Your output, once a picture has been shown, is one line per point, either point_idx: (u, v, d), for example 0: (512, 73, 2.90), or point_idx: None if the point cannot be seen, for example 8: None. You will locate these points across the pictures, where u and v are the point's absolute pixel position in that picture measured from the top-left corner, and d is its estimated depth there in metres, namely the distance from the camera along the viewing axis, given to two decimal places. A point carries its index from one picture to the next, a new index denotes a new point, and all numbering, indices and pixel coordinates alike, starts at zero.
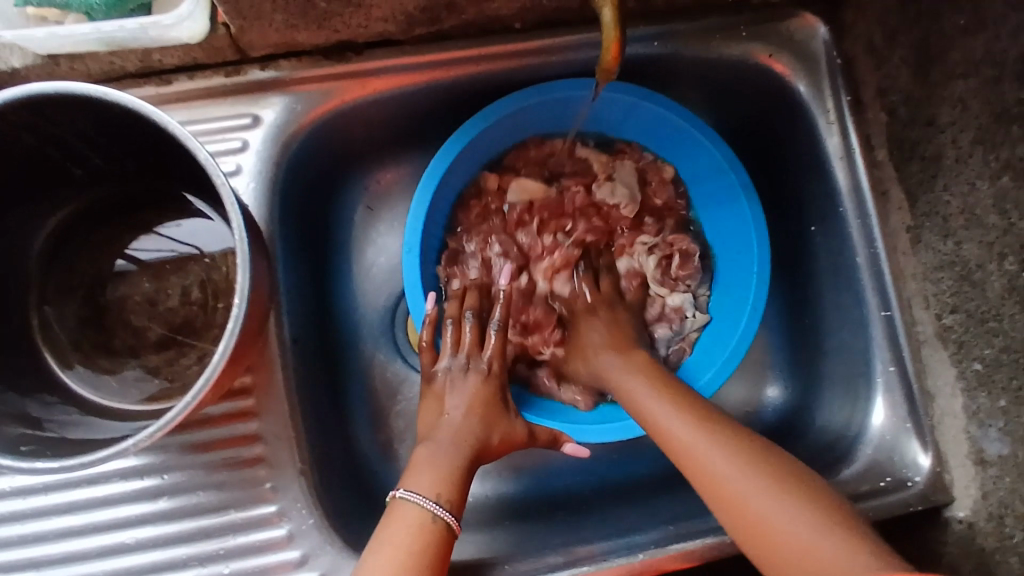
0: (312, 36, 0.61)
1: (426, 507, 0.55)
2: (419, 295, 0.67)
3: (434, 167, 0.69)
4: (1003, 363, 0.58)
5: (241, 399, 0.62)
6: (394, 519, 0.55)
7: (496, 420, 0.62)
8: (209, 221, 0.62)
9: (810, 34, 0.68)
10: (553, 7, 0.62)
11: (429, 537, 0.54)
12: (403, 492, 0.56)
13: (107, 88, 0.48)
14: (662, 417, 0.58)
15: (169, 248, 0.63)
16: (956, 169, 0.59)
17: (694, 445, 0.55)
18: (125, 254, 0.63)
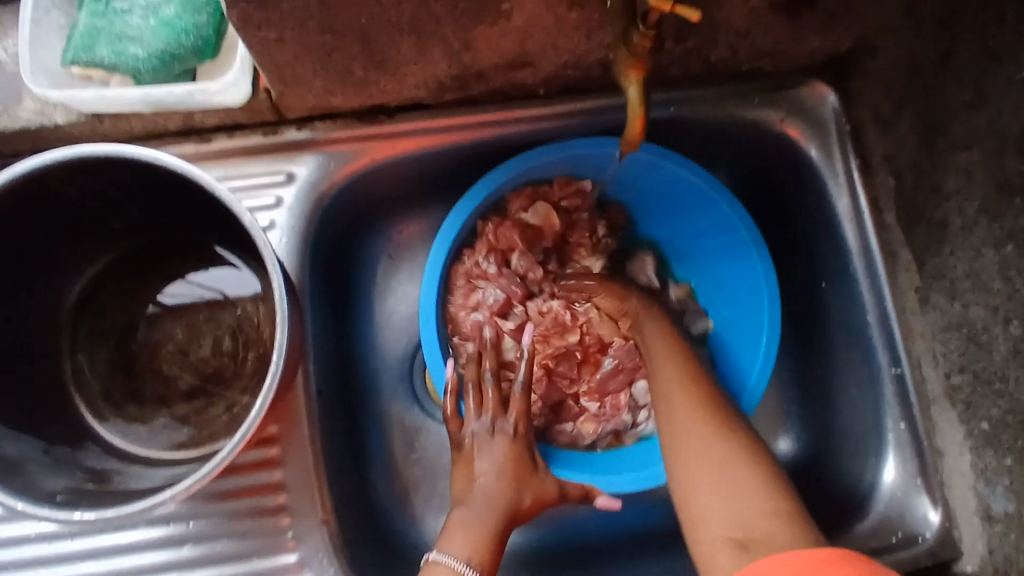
0: (347, 100, 0.64)
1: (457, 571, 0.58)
2: (439, 360, 0.69)
3: (446, 232, 0.71)
4: (1010, 424, 0.59)
5: (268, 447, 0.64)
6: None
7: (527, 480, 0.64)
8: (235, 269, 0.65)
9: (820, 102, 0.71)
10: (575, 76, 0.65)
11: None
12: (435, 556, 0.59)
13: (164, 153, 0.50)
14: (670, 387, 0.63)
15: (195, 293, 0.65)
16: (962, 236, 0.61)
17: (687, 426, 0.59)
18: (155, 300, 0.65)
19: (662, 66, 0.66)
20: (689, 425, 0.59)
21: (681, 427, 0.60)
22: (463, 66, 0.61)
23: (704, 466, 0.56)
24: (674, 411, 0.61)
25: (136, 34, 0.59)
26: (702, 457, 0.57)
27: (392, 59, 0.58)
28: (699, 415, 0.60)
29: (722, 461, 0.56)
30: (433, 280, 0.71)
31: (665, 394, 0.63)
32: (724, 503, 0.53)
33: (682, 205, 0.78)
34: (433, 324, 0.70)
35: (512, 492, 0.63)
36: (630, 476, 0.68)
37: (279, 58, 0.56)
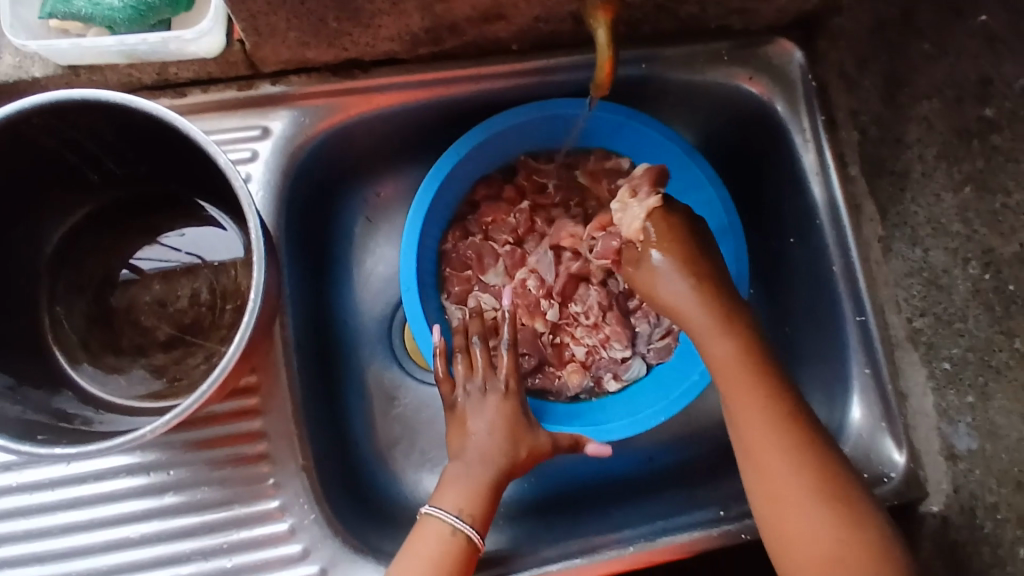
0: (322, 54, 0.65)
1: (451, 525, 0.61)
2: (421, 317, 0.70)
3: (421, 199, 0.73)
4: (969, 362, 0.61)
5: (246, 397, 0.64)
6: (424, 534, 0.61)
7: (522, 434, 0.65)
8: (222, 231, 0.64)
9: (787, 59, 0.73)
10: (547, 30, 0.67)
11: (454, 553, 0.60)
12: (427, 508, 0.62)
13: (141, 98, 0.51)
14: (744, 392, 0.61)
15: (173, 259, 0.65)
16: (922, 183, 0.63)
17: (770, 443, 0.59)
18: (128, 264, 0.65)
19: (631, 21, 0.67)
20: (778, 471, 0.58)
21: (760, 438, 0.59)
22: (436, 18, 0.62)
23: (784, 489, 0.58)
24: (759, 449, 0.59)
25: None
26: (795, 512, 0.57)
27: (365, 9, 0.59)
28: (792, 457, 0.58)
29: (816, 521, 0.56)
30: (413, 241, 0.72)
31: (738, 397, 0.61)
32: (809, 530, 0.56)
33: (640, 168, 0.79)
34: (415, 289, 0.71)
35: (503, 441, 0.64)
36: (622, 424, 0.70)
37: (253, 7, 0.56)
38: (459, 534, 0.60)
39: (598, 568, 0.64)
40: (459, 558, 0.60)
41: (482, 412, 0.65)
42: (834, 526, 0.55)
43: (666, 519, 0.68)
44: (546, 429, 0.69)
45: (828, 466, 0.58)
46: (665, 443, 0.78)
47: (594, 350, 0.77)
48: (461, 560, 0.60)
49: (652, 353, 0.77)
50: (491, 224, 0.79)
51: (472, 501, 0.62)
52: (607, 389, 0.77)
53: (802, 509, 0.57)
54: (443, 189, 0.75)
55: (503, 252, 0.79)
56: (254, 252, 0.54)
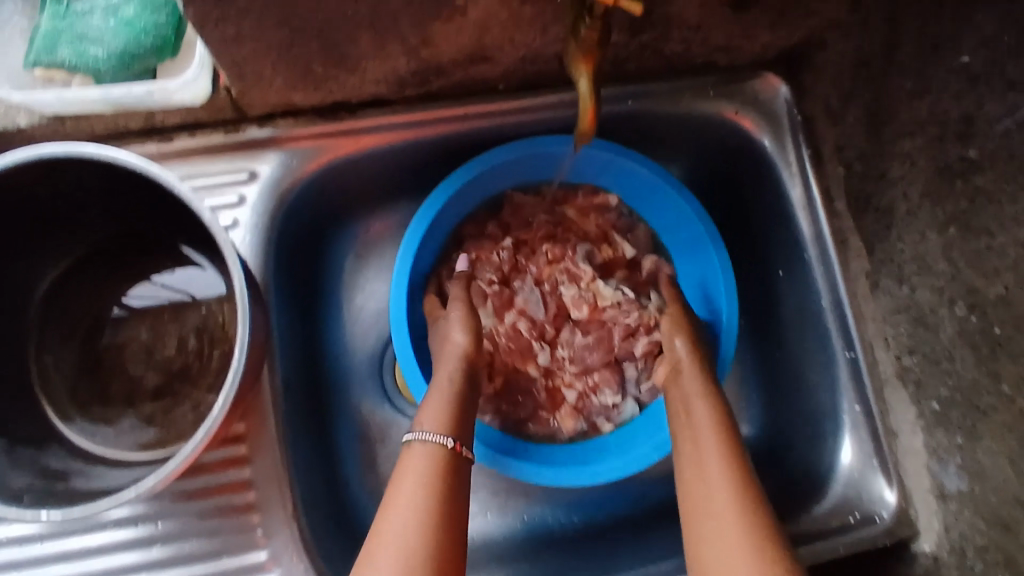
0: (308, 96, 0.64)
1: (440, 442, 0.59)
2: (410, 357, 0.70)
3: (410, 239, 0.73)
4: (957, 402, 0.62)
5: (235, 445, 0.64)
6: (410, 460, 0.59)
7: (459, 324, 0.71)
8: (200, 269, 0.64)
9: (772, 94, 0.73)
10: (534, 70, 0.67)
11: (441, 471, 0.58)
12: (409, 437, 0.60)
13: (131, 155, 0.51)
14: (703, 445, 0.60)
15: (161, 296, 0.65)
16: (908, 221, 0.63)
17: (718, 494, 0.57)
18: (119, 301, 0.64)
19: (618, 60, 0.67)
20: (699, 434, 0.61)
21: (709, 492, 0.57)
22: (422, 61, 0.62)
23: (720, 543, 0.54)
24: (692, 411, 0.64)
25: (97, 35, 0.59)
26: (704, 469, 0.59)
27: (351, 55, 0.59)
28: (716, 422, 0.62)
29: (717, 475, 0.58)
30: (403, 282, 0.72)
31: (697, 452, 0.60)
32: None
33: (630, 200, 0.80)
34: (405, 329, 0.71)
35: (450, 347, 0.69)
36: (613, 462, 0.70)
37: (238, 55, 0.56)
38: (433, 445, 0.59)
39: None
40: (446, 477, 0.58)
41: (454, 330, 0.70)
42: (744, 521, 0.54)
43: (657, 564, 0.69)
44: (534, 469, 0.69)
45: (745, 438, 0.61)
46: (655, 479, 0.79)
47: (584, 395, 0.78)
48: (445, 473, 0.58)
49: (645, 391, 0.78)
50: (481, 260, 0.78)
51: (443, 406, 0.63)
52: (601, 428, 0.78)
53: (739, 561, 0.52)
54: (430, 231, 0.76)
55: (490, 292, 0.77)
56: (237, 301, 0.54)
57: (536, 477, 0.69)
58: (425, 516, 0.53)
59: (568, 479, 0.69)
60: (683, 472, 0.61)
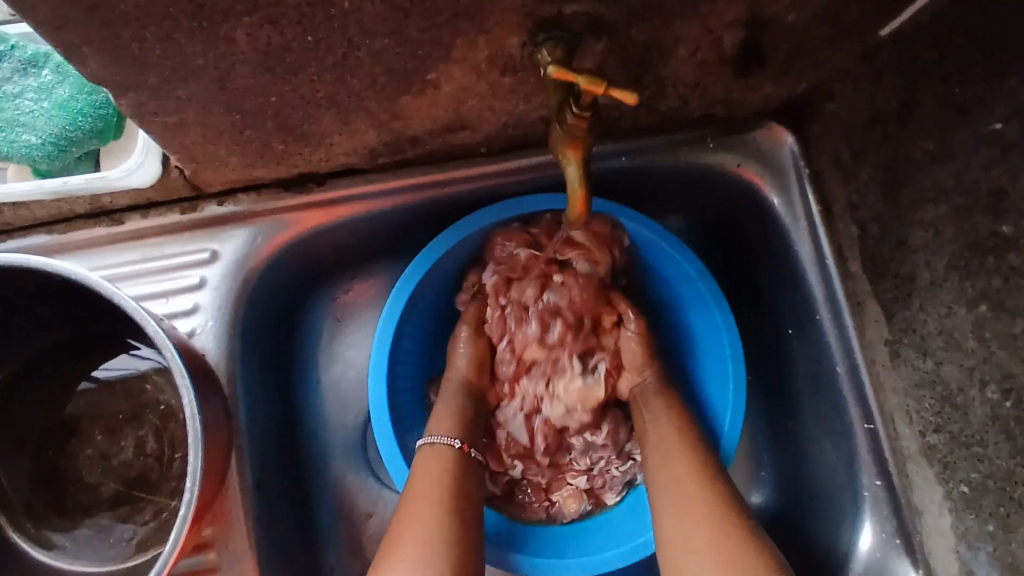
0: (272, 171, 0.59)
1: (447, 443, 0.61)
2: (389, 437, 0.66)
3: (388, 315, 0.67)
4: (989, 489, 0.56)
5: (204, 553, 0.59)
6: (425, 465, 0.60)
7: (465, 352, 0.67)
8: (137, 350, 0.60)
9: (778, 146, 0.68)
10: (518, 134, 0.61)
11: (452, 474, 0.59)
12: (428, 440, 0.62)
13: (58, 261, 0.46)
14: (680, 487, 0.57)
15: (136, 367, 0.60)
16: (931, 291, 0.58)
17: (700, 535, 0.54)
18: (89, 376, 0.59)
19: (610, 118, 0.62)
20: (673, 455, 0.60)
21: (683, 538, 0.54)
22: (395, 133, 0.56)
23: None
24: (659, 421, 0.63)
25: (28, 119, 0.53)
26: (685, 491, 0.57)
27: (314, 132, 0.53)
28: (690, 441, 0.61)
29: (700, 497, 0.56)
30: (382, 361, 0.67)
31: (675, 494, 0.57)
32: None
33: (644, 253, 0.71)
34: (387, 416, 0.67)
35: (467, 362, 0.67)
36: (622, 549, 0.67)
37: (187, 140, 0.50)
38: (443, 447, 0.61)
39: None
40: (459, 478, 0.59)
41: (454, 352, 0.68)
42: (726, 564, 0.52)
43: None
44: (546, 570, 0.66)
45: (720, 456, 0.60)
46: None
47: (598, 474, 0.71)
48: (457, 473, 0.60)
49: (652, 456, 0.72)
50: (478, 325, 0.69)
51: (448, 410, 0.64)
52: (606, 500, 0.72)
53: None
54: (416, 299, 0.70)
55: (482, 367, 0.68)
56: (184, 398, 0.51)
57: (505, 565, 0.67)
58: (446, 510, 0.56)
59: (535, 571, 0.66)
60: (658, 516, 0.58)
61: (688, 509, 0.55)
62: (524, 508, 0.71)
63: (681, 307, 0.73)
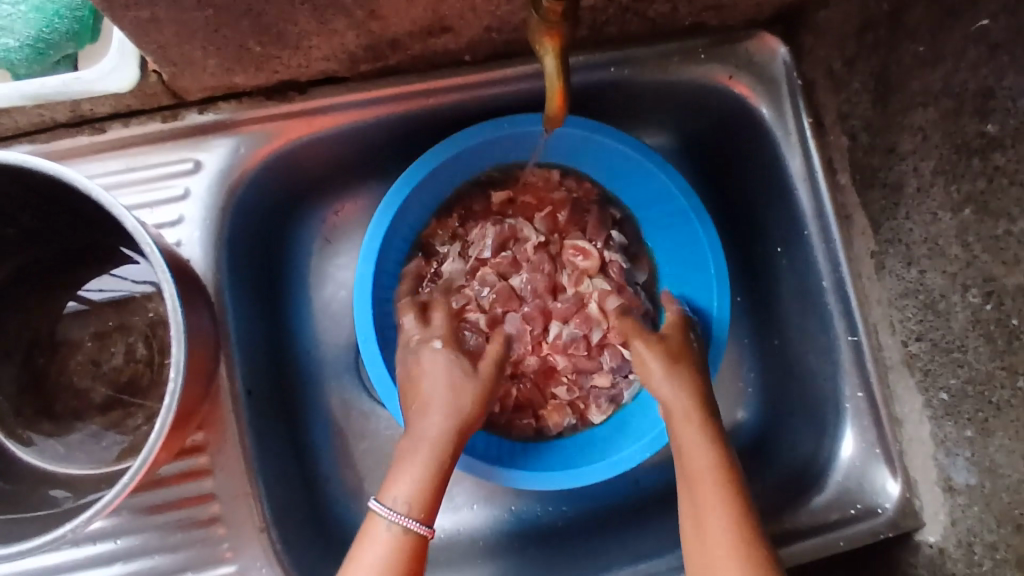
0: (251, 78, 0.58)
1: (407, 528, 0.55)
2: (375, 353, 0.66)
3: (375, 234, 0.67)
4: (968, 395, 0.56)
5: (194, 456, 0.60)
6: (371, 538, 0.55)
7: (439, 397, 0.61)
8: (135, 264, 0.60)
9: (771, 56, 0.66)
10: (502, 40, 0.60)
11: (403, 555, 0.55)
12: (374, 506, 0.56)
13: (50, 163, 0.46)
14: (699, 494, 0.56)
15: (121, 289, 0.60)
16: (917, 199, 0.57)
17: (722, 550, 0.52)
18: (76, 295, 0.60)
19: (594, 23, 0.60)
20: (688, 444, 0.58)
21: (708, 549, 0.53)
22: (373, 36, 0.56)
23: None
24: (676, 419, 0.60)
25: (4, 23, 0.51)
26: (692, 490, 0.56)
27: (291, 32, 0.53)
28: (698, 445, 0.58)
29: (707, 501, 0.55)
30: (368, 279, 0.67)
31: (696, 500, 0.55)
32: None
33: (632, 172, 0.71)
34: (373, 336, 0.66)
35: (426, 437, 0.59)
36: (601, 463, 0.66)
37: (160, 38, 0.50)
38: (397, 529, 0.55)
39: None
40: (408, 558, 0.55)
41: (444, 386, 0.62)
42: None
43: (648, 561, 0.67)
44: (528, 482, 0.65)
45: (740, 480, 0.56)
46: (649, 466, 0.76)
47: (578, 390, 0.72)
48: (411, 560, 0.55)
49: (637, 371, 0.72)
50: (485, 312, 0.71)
51: (422, 488, 0.57)
52: (591, 419, 0.73)
53: None
54: (403, 217, 0.70)
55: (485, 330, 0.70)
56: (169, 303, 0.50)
57: (488, 476, 0.66)
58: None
59: (516, 482, 0.65)
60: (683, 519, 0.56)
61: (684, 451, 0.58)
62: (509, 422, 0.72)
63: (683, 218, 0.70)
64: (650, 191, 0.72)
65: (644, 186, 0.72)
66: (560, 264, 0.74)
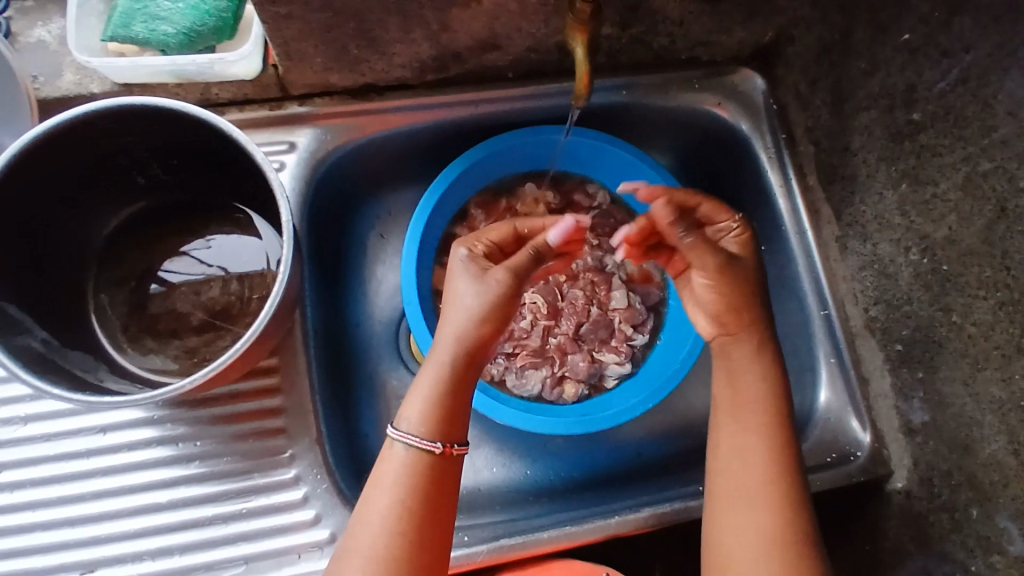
0: (343, 78, 0.75)
1: (428, 447, 0.58)
2: (418, 315, 0.78)
3: (418, 219, 0.81)
4: (917, 340, 0.68)
5: (265, 376, 0.71)
6: (392, 459, 0.59)
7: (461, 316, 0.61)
8: (257, 241, 0.73)
9: (750, 85, 0.82)
10: (538, 59, 0.77)
11: (418, 482, 0.58)
12: (392, 431, 0.59)
13: (220, 116, 0.61)
14: (747, 434, 0.61)
15: (196, 271, 0.73)
16: (868, 184, 0.72)
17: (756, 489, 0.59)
18: (157, 278, 0.72)
19: (610, 51, 0.77)
20: (748, 437, 0.61)
21: (738, 477, 0.60)
22: (441, 46, 0.72)
23: (737, 527, 0.58)
24: (744, 425, 0.61)
25: (167, 15, 0.69)
26: (741, 493, 0.59)
27: (381, 38, 0.69)
28: (756, 457, 0.60)
29: (751, 503, 0.58)
30: (412, 257, 0.80)
31: (742, 435, 0.61)
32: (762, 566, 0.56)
33: (632, 181, 0.87)
34: (417, 303, 0.79)
35: (442, 365, 0.60)
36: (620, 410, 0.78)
37: (286, 33, 0.67)
38: (413, 450, 0.58)
39: (590, 535, 0.69)
40: (424, 481, 0.58)
41: (461, 295, 0.62)
42: (765, 504, 0.58)
43: (654, 495, 0.75)
44: (557, 427, 0.77)
45: (795, 481, 0.59)
46: (651, 435, 0.86)
47: (596, 359, 0.86)
48: (427, 480, 0.58)
49: (639, 350, 0.87)
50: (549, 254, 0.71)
51: (429, 411, 0.59)
52: (607, 385, 0.86)
53: (760, 543, 0.57)
54: (439, 210, 0.85)
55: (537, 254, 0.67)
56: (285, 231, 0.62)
57: (523, 423, 0.76)
58: (397, 523, 0.57)
59: (543, 427, 0.76)
60: (716, 445, 0.62)
61: (742, 440, 0.61)
62: (549, 393, 0.84)
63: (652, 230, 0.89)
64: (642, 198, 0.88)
65: (637, 196, 0.88)
66: (568, 230, 0.89)
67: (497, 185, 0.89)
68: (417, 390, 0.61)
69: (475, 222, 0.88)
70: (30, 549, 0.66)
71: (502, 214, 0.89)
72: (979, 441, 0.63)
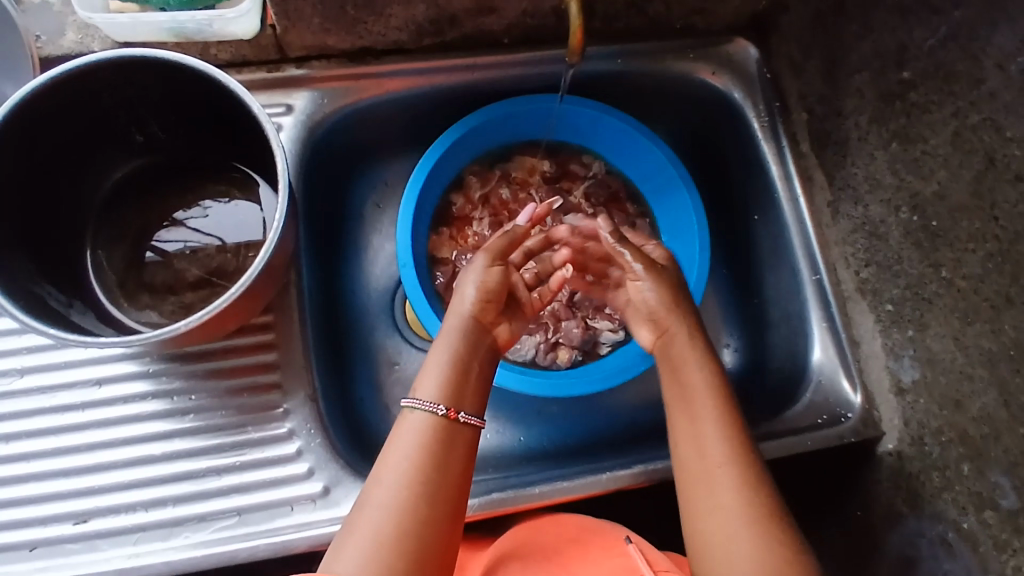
0: (341, 41, 0.76)
1: (432, 410, 0.59)
2: (412, 277, 0.78)
3: (413, 184, 0.81)
4: (907, 299, 0.69)
5: (261, 333, 0.71)
6: (400, 442, 0.58)
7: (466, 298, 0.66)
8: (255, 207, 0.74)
9: (743, 55, 0.83)
10: (534, 24, 0.78)
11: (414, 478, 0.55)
12: (408, 401, 0.60)
13: (219, 68, 0.61)
14: (704, 418, 0.60)
15: (192, 241, 0.73)
16: (859, 146, 0.72)
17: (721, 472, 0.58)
18: (151, 247, 0.73)
19: (605, 17, 0.78)
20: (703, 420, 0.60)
21: (701, 463, 0.59)
22: (438, 9, 0.73)
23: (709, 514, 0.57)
24: (699, 410, 0.61)
25: None
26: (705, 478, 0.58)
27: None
28: (716, 450, 0.59)
29: (722, 487, 0.57)
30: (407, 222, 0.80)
31: (697, 419, 0.61)
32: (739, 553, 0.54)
33: (627, 150, 0.88)
34: (412, 267, 0.79)
35: (450, 344, 0.63)
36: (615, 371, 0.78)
37: None
38: (427, 415, 0.59)
39: (582, 492, 0.70)
40: (417, 475, 0.56)
41: (467, 282, 0.68)
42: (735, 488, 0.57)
43: (645, 455, 0.76)
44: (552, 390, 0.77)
45: (751, 462, 0.58)
46: (645, 401, 0.86)
47: (590, 327, 0.87)
48: (423, 475, 0.56)
49: None
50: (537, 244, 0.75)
51: (443, 385, 0.61)
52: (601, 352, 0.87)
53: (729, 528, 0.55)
54: (434, 178, 0.85)
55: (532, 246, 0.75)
56: (280, 180, 0.62)
57: (517, 385, 0.76)
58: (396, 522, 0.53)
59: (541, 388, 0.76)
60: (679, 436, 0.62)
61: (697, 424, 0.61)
62: (543, 358, 0.86)
63: (647, 201, 0.90)
64: (638, 168, 0.89)
65: (632, 167, 0.89)
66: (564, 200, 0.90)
67: (493, 154, 0.90)
68: (433, 362, 0.63)
69: (472, 190, 0.89)
70: (24, 500, 0.66)
71: (498, 184, 0.90)
72: (970, 396, 0.63)
